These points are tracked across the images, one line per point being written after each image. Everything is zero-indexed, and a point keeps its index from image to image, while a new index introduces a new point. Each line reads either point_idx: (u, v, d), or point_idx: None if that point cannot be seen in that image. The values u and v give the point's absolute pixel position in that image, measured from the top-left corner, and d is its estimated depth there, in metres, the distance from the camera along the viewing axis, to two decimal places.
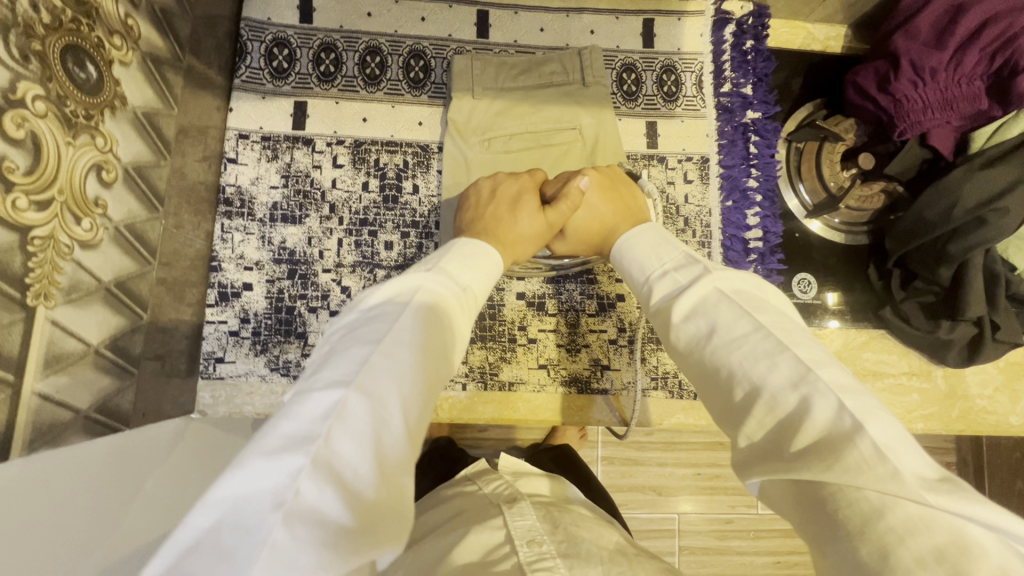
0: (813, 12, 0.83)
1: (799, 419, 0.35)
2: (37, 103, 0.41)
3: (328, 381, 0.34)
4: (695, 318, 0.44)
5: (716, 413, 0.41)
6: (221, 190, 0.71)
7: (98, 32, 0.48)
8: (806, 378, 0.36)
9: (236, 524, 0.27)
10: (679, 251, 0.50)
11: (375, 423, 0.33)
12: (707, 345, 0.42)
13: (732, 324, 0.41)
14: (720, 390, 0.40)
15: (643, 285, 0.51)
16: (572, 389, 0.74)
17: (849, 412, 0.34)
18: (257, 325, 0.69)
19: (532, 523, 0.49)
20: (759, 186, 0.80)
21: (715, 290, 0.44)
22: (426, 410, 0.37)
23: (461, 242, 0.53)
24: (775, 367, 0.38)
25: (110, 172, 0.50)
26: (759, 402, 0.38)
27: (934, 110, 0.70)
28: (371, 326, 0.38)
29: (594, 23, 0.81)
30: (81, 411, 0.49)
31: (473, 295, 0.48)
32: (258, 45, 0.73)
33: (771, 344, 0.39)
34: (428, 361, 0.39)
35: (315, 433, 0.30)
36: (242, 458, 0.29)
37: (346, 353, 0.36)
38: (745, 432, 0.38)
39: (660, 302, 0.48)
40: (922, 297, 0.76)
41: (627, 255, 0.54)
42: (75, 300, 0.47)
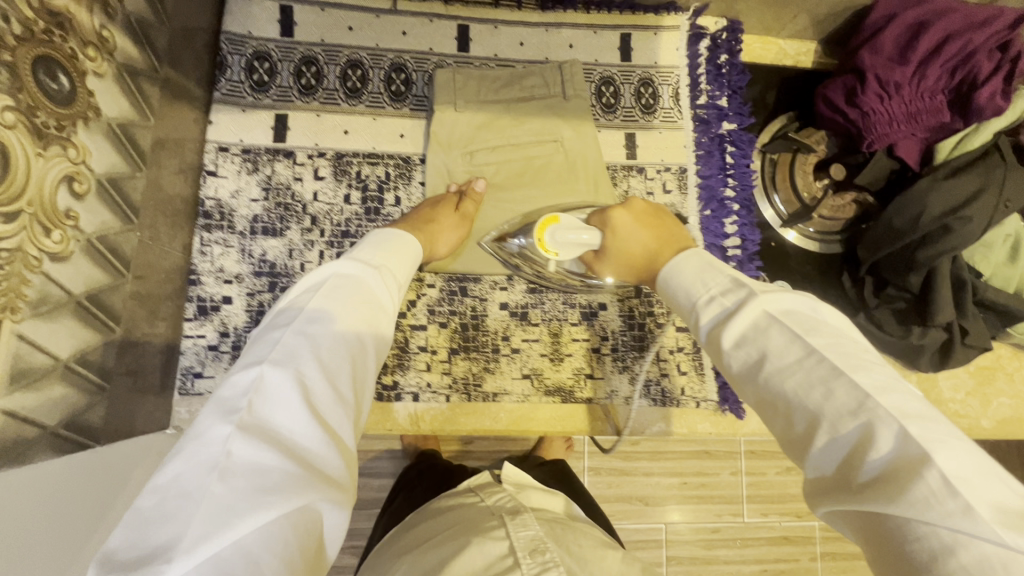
0: (784, 29, 0.87)
1: (863, 451, 0.36)
2: (6, 115, 0.41)
3: (246, 365, 0.40)
4: (746, 344, 0.44)
5: (779, 441, 0.42)
6: (201, 203, 0.71)
7: (71, 44, 0.47)
8: (868, 405, 0.36)
9: (183, 488, 0.34)
10: (727, 275, 0.49)
11: (291, 385, 0.39)
12: (762, 371, 0.42)
13: (785, 351, 0.41)
14: (779, 420, 0.41)
15: (690, 308, 0.50)
16: (554, 399, 0.74)
17: (915, 441, 0.34)
18: (237, 339, 0.69)
19: (535, 534, 0.50)
20: (735, 196, 0.83)
21: (766, 314, 0.44)
22: (347, 366, 0.43)
23: (378, 233, 0.58)
24: (835, 396, 0.38)
25: (82, 184, 0.50)
26: (820, 430, 0.38)
27: (900, 124, 0.73)
28: (284, 313, 0.45)
29: (573, 37, 0.83)
30: (49, 428, 0.47)
31: (389, 271, 0.53)
32: (239, 58, 0.74)
33: (826, 370, 0.39)
34: (341, 329, 0.44)
35: (238, 405, 0.37)
36: (181, 444, 0.36)
37: (262, 341, 0.43)
38: (810, 463, 0.38)
39: (710, 328, 0.47)
40: (893, 303, 0.78)
41: (673, 280, 0.53)
42: (43, 314, 0.46)
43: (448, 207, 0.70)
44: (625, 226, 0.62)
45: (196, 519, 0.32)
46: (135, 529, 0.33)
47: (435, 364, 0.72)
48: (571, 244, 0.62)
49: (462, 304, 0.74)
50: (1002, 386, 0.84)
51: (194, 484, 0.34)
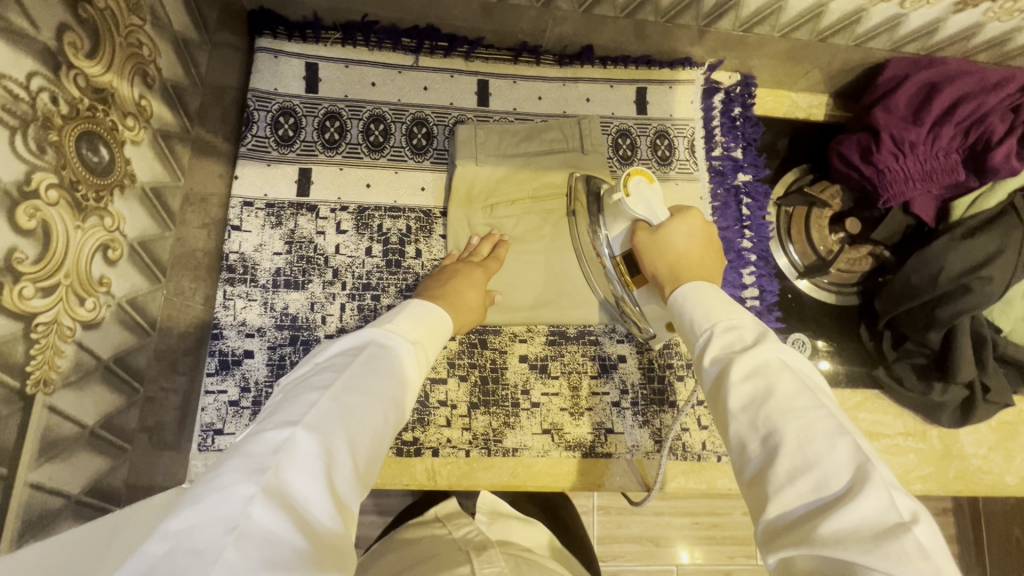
0: (796, 82, 0.88)
1: (844, 502, 0.34)
2: (50, 192, 0.42)
3: (279, 423, 0.40)
4: (754, 378, 0.42)
5: (746, 482, 0.40)
6: (225, 256, 0.72)
7: (113, 116, 0.49)
8: (867, 466, 0.36)
9: (193, 544, 0.31)
10: (748, 317, 0.49)
11: (320, 454, 0.38)
12: (763, 407, 0.41)
13: (794, 396, 0.40)
14: (761, 457, 0.39)
15: (701, 334, 0.50)
16: (575, 454, 0.73)
17: (899, 509, 0.34)
18: (258, 394, 0.69)
19: (500, 569, 0.51)
20: (752, 247, 0.82)
21: (780, 359, 0.43)
22: (370, 443, 0.43)
23: (411, 304, 0.60)
24: (834, 450, 0.37)
25: (116, 250, 0.50)
26: (806, 476, 0.37)
27: (916, 181, 0.74)
28: (321, 376, 0.46)
29: (590, 91, 0.84)
30: (73, 496, 0.47)
31: (423, 349, 0.55)
32: (264, 114, 0.76)
33: (832, 426, 0.38)
34: (372, 401, 0.45)
35: (266, 465, 0.36)
36: (198, 496, 0.35)
37: (298, 401, 0.43)
38: (779, 503, 0.37)
39: (718, 355, 0.46)
40: (913, 358, 0.78)
41: (695, 304, 0.53)
42: (73, 383, 0.46)
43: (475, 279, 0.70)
44: (685, 229, 0.60)
45: None
46: None
47: (454, 419, 0.72)
48: (645, 204, 0.59)
49: (481, 357, 0.74)
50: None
51: (206, 540, 0.32)
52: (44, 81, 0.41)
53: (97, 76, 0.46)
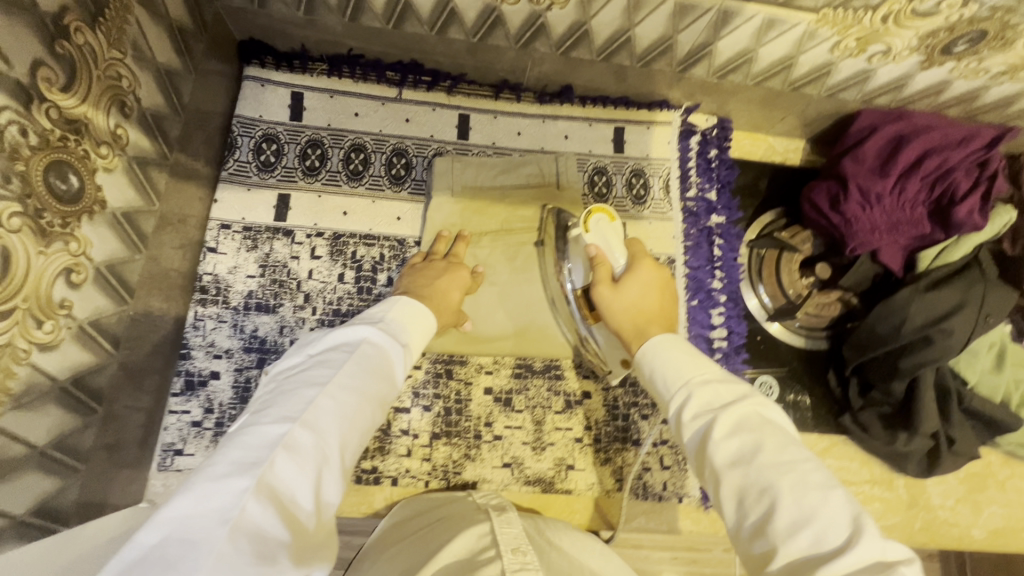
0: (772, 127, 0.90)
1: (843, 552, 0.36)
2: (13, 220, 0.43)
3: (276, 417, 0.43)
4: (738, 435, 0.44)
5: (744, 541, 0.41)
6: (199, 278, 0.73)
7: (85, 146, 0.50)
8: (859, 517, 0.38)
9: (187, 534, 0.34)
10: (722, 372, 0.51)
11: (315, 452, 0.42)
12: (753, 463, 0.42)
13: (781, 450, 0.42)
14: (758, 513, 0.40)
15: (675, 394, 0.50)
16: (535, 489, 0.73)
17: (888, 553, 0.36)
18: (221, 415, 0.70)
19: (518, 532, 0.53)
20: (722, 288, 0.83)
21: (759, 414, 0.45)
22: (356, 441, 0.48)
23: (401, 300, 0.63)
24: (827, 501, 0.39)
25: (80, 274, 0.52)
26: (805, 529, 0.38)
27: (882, 232, 0.75)
28: (318, 371, 0.49)
29: (569, 129, 0.87)
30: (16, 517, 0.48)
31: (411, 351, 0.59)
32: (248, 140, 0.78)
33: (820, 478, 0.40)
34: (362, 401, 0.49)
35: (262, 459, 0.39)
36: (192, 485, 0.37)
37: (294, 396, 0.46)
38: (783, 557, 0.38)
39: (700, 412, 0.47)
40: (879, 407, 0.77)
41: (665, 360, 0.53)
42: (25, 405, 0.47)
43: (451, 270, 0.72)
44: (637, 281, 0.64)
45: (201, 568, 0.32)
46: (131, 565, 0.32)
47: (416, 449, 0.72)
48: (602, 238, 0.66)
49: (446, 387, 0.74)
50: (994, 494, 0.82)
51: (200, 530, 0.34)
52: (15, 115, 0.43)
53: (70, 109, 0.48)
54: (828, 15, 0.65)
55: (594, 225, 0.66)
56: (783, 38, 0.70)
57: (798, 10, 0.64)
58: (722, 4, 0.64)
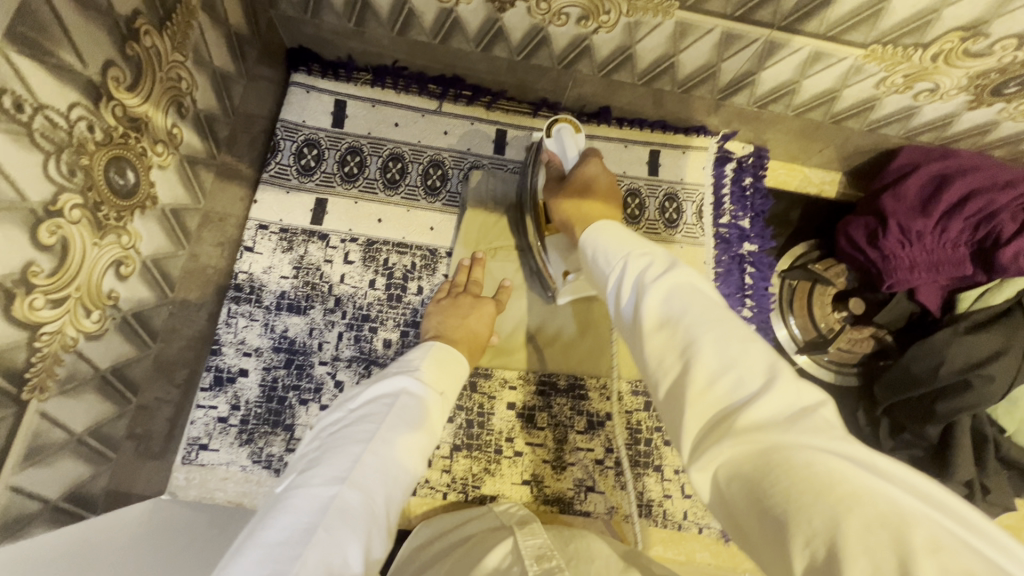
0: (809, 158, 0.90)
1: (760, 398, 0.32)
2: (73, 211, 0.45)
3: (325, 479, 0.44)
4: (667, 300, 0.40)
5: (662, 406, 0.38)
6: (234, 276, 0.74)
7: (143, 143, 0.52)
8: (777, 366, 0.34)
9: None
10: (657, 245, 0.47)
11: (363, 511, 0.43)
12: (678, 323, 0.38)
13: (707, 308, 0.38)
14: (677, 371, 0.37)
15: (614, 267, 0.46)
16: (552, 508, 0.72)
17: (807, 399, 0.33)
18: (247, 413, 0.71)
19: (541, 542, 0.52)
20: (752, 316, 0.82)
21: (689, 280, 0.41)
22: (399, 495, 0.49)
23: (434, 344, 0.64)
24: (749, 352, 0.35)
25: (128, 267, 0.53)
26: (723, 380, 0.34)
27: (921, 271, 0.73)
28: (360, 427, 0.50)
29: (604, 149, 0.87)
30: (50, 501, 0.49)
31: (447, 398, 0.59)
32: (290, 144, 0.80)
33: (743, 333, 0.37)
34: (405, 456, 0.50)
35: (315, 524, 0.40)
36: (250, 557, 0.38)
37: (340, 455, 0.47)
38: (699, 412, 0.34)
39: (633, 281, 0.43)
40: (911, 449, 0.75)
41: (606, 239, 0.50)
42: (68, 391, 0.48)
43: (480, 304, 0.73)
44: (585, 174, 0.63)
45: None
46: None
47: (436, 460, 0.72)
48: (561, 144, 0.69)
49: (469, 400, 0.74)
50: None
51: None
52: (84, 111, 0.44)
53: (134, 107, 0.50)
54: (877, 51, 0.64)
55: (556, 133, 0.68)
56: (829, 71, 0.69)
57: (846, 44, 0.64)
58: (770, 35, 0.65)
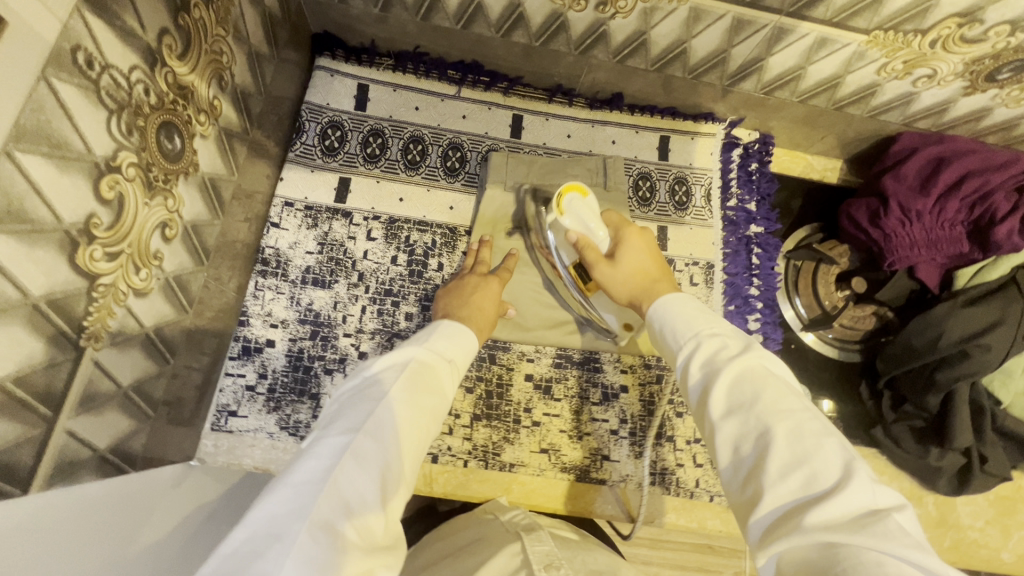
0: (812, 146, 0.93)
1: (834, 494, 0.37)
2: (129, 169, 0.47)
3: (342, 429, 0.46)
4: (740, 385, 0.47)
5: (738, 490, 0.43)
6: (261, 250, 0.77)
7: (189, 111, 0.54)
8: (850, 463, 0.40)
9: (271, 531, 0.37)
10: (727, 330, 0.54)
11: (377, 459, 0.44)
12: (752, 410, 0.45)
13: (780, 399, 0.45)
14: (752, 455, 0.43)
15: (684, 346, 0.54)
16: (569, 476, 0.75)
17: (878, 501, 0.37)
18: (274, 382, 0.73)
19: (548, 549, 0.55)
20: (760, 295, 0.85)
21: (762, 365, 0.49)
22: (414, 451, 0.49)
23: (444, 322, 0.66)
24: (824, 448, 0.41)
25: (172, 230, 0.55)
26: (797, 472, 0.40)
27: (920, 248, 0.77)
28: (373, 388, 0.52)
29: (616, 134, 0.90)
30: (99, 451, 0.50)
31: (456, 365, 0.61)
32: (315, 125, 0.82)
33: (817, 427, 0.42)
34: (417, 413, 0.51)
35: (332, 466, 0.42)
36: (273, 493, 0.40)
37: (356, 410, 0.49)
38: (771, 500, 0.40)
39: (705, 364, 0.51)
40: (911, 421, 0.78)
41: (674, 316, 0.58)
42: (117, 343, 0.50)
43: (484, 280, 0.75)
44: (631, 247, 0.69)
45: (287, 560, 0.35)
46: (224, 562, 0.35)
47: (456, 428, 0.74)
48: (579, 219, 0.69)
49: (489, 371, 0.77)
50: None
51: (282, 528, 0.37)
52: (142, 74, 0.47)
53: (183, 76, 0.52)
54: (879, 37, 0.68)
55: (568, 207, 0.69)
56: (833, 57, 0.73)
57: (850, 30, 0.68)
58: (779, 21, 0.68)
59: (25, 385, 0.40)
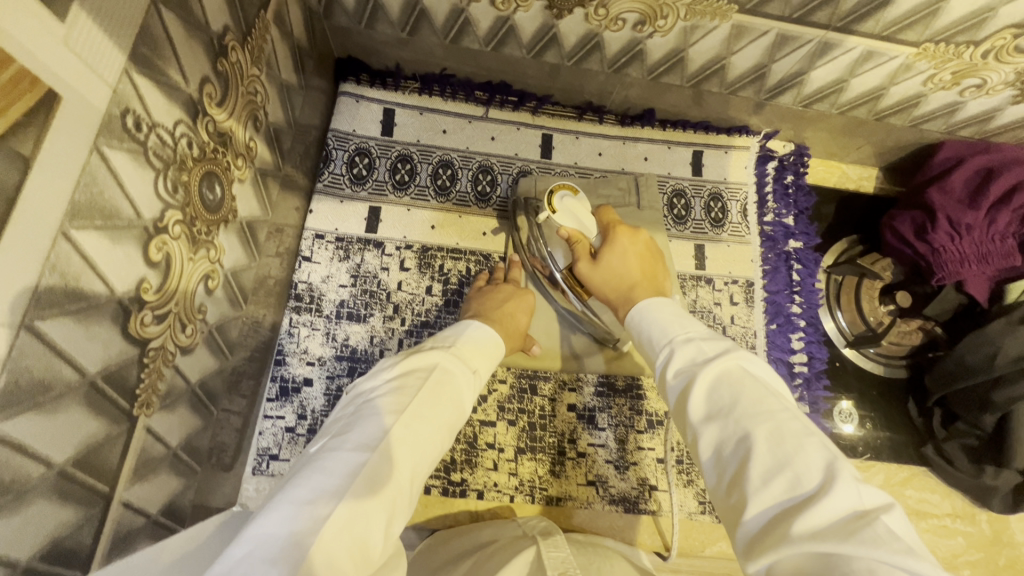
0: (847, 155, 0.91)
1: (818, 500, 0.34)
2: (175, 227, 0.45)
3: (357, 443, 0.41)
4: (718, 389, 0.43)
5: (721, 499, 0.40)
6: (293, 285, 0.75)
7: (228, 158, 0.52)
8: (834, 464, 0.36)
9: (269, 554, 0.33)
10: (702, 330, 0.50)
11: (390, 484, 0.40)
12: (731, 415, 0.41)
13: (759, 402, 0.41)
14: (734, 461, 0.39)
15: (661, 351, 0.50)
16: (619, 509, 0.73)
17: (869, 502, 0.34)
18: (314, 422, 0.71)
19: (565, 555, 0.52)
20: (802, 312, 0.83)
21: (741, 366, 0.44)
22: (424, 470, 0.45)
23: (471, 325, 0.62)
24: (806, 449, 0.37)
25: (214, 281, 0.54)
26: (780, 477, 0.36)
27: (972, 263, 0.74)
28: (390, 399, 0.47)
29: (648, 151, 0.88)
30: (151, 515, 0.49)
31: (479, 377, 0.56)
32: (342, 153, 0.80)
33: (800, 428, 0.39)
34: (435, 432, 0.47)
35: (342, 489, 0.38)
36: (273, 509, 0.36)
37: (370, 421, 0.44)
38: (755, 508, 0.36)
39: (682, 368, 0.47)
40: (964, 439, 0.76)
41: (649, 322, 0.54)
42: (166, 406, 0.48)
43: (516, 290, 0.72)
44: (616, 250, 0.64)
45: None
46: None
47: (502, 463, 0.73)
48: (570, 216, 0.66)
49: (531, 403, 0.75)
50: None
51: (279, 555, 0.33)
52: (185, 128, 0.44)
53: (222, 123, 0.50)
54: (929, 49, 0.66)
55: (561, 205, 0.67)
56: (878, 69, 0.71)
57: (899, 43, 0.66)
58: (824, 35, 0.66)
59: (84, 466, 0.38)
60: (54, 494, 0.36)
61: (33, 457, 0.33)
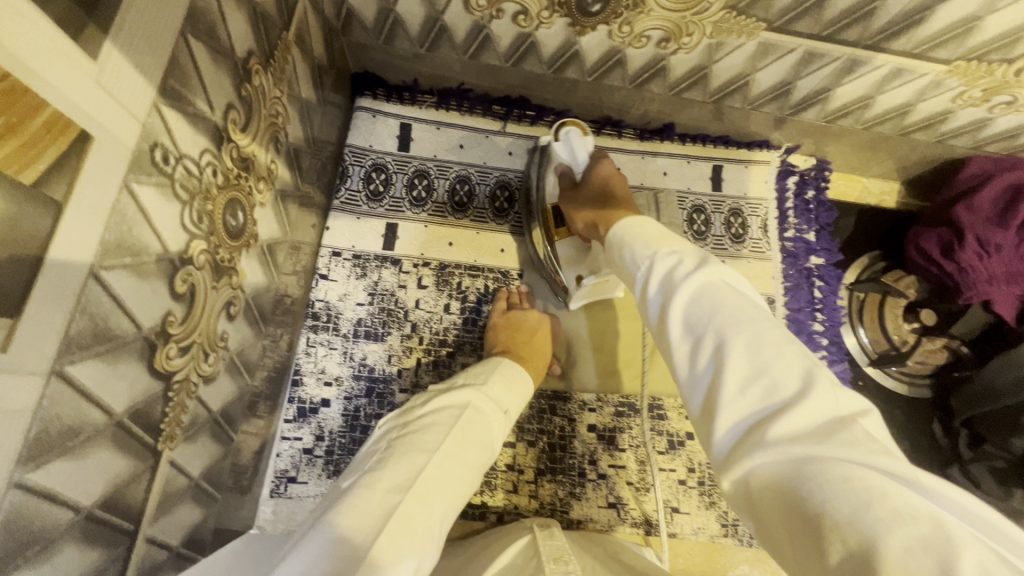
0: (869, 169, 0.89)
1: (794, 405, 0.32)
2: (200, 257, 0.44)
3: (390, 485, 0.40)
4: (699, 301, 0.40)
5: (696, 414, 0.38)
6: (311, 304, 0.74)
7: (250, 182, 0.51)
8: (813, 370, 0.34)
9: None
10: (688, 245, 0.47)
11: (424, 526, 0.38)
12: (709, 324, 0.38)
13: (741, 309, 0.38)
14: (710, 372, 0.37)
15: (641, 266, 0.47)
16: (639, 531, 0.72)
17: (846, 404, 0.33)
18: (331, 443, 0.70)
19: (561, 543, 0.51)
20: (824, 331, 0.82)
21: (722, 280, 0.41)
22: (453, 512, 0.43)
23: (502, 362, 0.60)
24: (785, 356, 0.35)
25: (236, 307, 0.53)
26: (755, 385, 0.35)
27: (1001, 282, 0.72)
28: (423, 437, 0.45)
29: (668, 165, 0.87)
30: (173, 548, 0.48)
31: (508, 417, 0.55)
32: (359, 169, 0.80)
33: (778, 335, 0.37)
34: (466, 474, 0.45)
35: (374, 532, 0.36)
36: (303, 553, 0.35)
37: (403, 460, 0.43)
38: (729, 419, 0.34)
39: (661, 281, 0.43)
40: (993, 461, 0.75)
41: (631, 237, 0.50)
42: (188, 437, 0.48)
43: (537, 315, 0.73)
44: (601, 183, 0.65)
45: None
46: None
47: (522, 485, 0.72)
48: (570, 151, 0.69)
49: (551, 423, 0.74)
50: None
51: None
52: (210, 156, 0.44)
53: (245, 147, 0.50)
54: (960, 67, 0.64)
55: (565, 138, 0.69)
56: (906, 86, 0.70)
57: (930, 61, 0.64)
58: (852, 53, 0.65)
59: (111, 506, 0.38)
60: (82, 539, 0.35)
61: (63, 504, 0.33)
